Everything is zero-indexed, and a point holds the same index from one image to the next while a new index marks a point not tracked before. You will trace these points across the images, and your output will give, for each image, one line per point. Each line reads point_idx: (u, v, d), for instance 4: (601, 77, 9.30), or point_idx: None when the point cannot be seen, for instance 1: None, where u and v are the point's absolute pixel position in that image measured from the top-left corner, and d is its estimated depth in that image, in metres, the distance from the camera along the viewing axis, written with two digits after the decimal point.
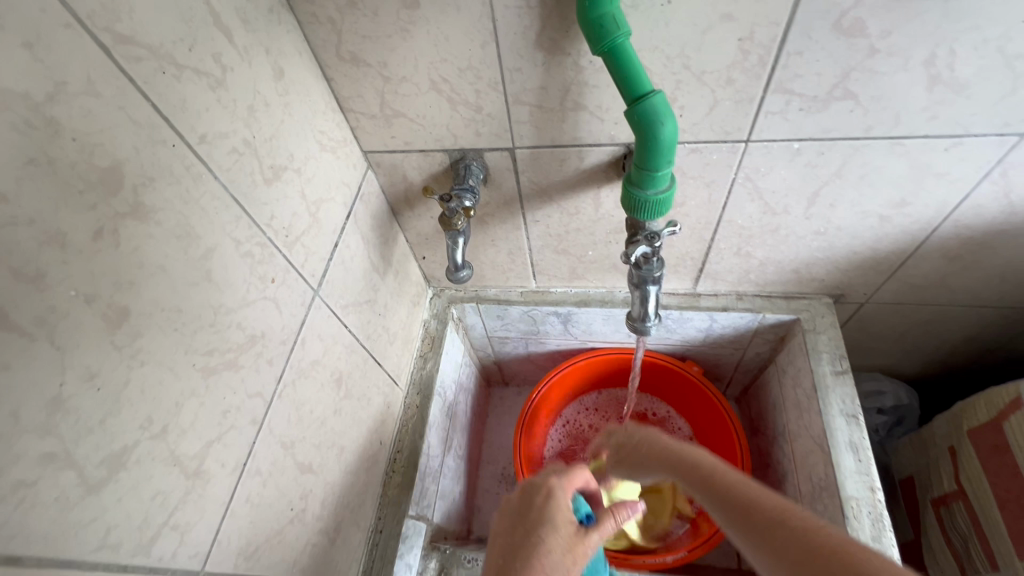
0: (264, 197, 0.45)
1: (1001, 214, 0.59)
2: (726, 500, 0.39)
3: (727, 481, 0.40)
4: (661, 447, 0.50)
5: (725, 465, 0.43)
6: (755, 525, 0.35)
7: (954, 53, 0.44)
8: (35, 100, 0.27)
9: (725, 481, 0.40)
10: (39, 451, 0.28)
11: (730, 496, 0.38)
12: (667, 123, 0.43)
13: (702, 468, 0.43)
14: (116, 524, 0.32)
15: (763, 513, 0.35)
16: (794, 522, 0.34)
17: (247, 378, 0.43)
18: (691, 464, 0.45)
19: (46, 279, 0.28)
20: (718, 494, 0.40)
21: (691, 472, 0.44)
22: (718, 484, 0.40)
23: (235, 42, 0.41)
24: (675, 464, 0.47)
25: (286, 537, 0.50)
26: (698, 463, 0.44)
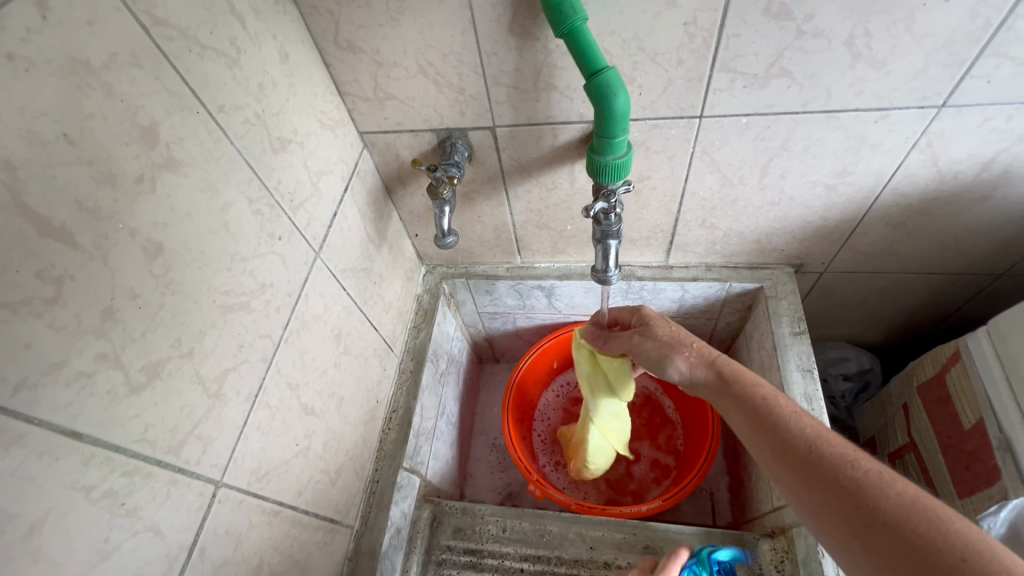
0: (272, 165, 0.52)
1: (933, 181, 0.65)
2: (796, 455, 0.44)
3: (805, 435, 0.45)
4: (743, 376, 0.53)
5: (795, 410, 0.47)
6: (828, 483, 0.41)
7: (869, 33, 0.51)
8: (93, 67, 0.34)
9: (795, 437, 0.45)
10: (95, 350, 0.34)
11: (803, 451, 0.44)
12: (620, 95, 0.50)
13: (774, 416, 0.48)
14: (153, 424, 0.39)
15: (851, 474, 0.41)
16: (888, 484, 0.39)
17: (258, 320, 0.50)
18: (765, 406, 0.49)
19: (101, 211, 0.34)
20: (788, 445, 0.45)
21: (762, 418, 0.48)
22: (792, 438, 0.45)
23: (247, 28, 0.48)
24: (743, 403, 0.51)
25: (291, 469, 0.56)
26: (773, 409, 0.48)
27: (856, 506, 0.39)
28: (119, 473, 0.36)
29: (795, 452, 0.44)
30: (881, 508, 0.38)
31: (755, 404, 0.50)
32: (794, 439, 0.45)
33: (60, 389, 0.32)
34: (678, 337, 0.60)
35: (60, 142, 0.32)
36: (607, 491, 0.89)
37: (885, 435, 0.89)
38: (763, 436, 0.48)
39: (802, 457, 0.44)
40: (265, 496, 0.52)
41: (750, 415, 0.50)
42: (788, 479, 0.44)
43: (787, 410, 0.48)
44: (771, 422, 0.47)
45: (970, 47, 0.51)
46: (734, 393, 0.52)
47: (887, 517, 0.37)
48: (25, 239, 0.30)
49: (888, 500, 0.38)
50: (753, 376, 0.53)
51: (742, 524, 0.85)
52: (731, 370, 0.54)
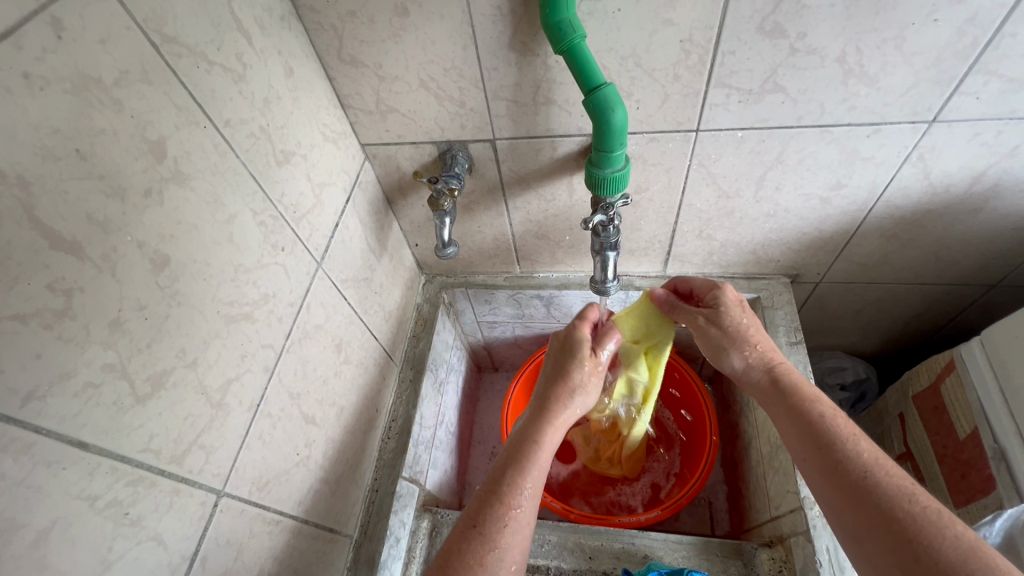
0: (276, 177, 0.53)
1: (925, 194, 0.67)
2: (850, 477, 0.44)
3: (861, 458, 0.45)
4: (803, 390, 0.53)
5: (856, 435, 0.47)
6: (879, 511, 0.42)
7: (860, 51, 0.53)
8: (105, 84, 0.35)
9: (847, 457, 0.46)
10: (102, 361, 0.35)
11: (857, 473, 0.44)
12: (617, 110, 0.51)
13: (829, 432, 0.48)
14: (157, 433, 0.39)
15: (905, 507, 0.41)
16: (944, 524, 0.39)
17: (260, 330, 0.50)
18: (823, 420, 0.49)
19: (110, 225, 0.35)
20: (840, 464, 0.46)
21: (818, 432, 0.49)
22: (846, 461, 0.45)
23: (254, 44, 0.49)
24: (798, 413, 0.51)
25: (292, 478, 0.56)
26: (831, 428, 0.48)
27: (904, 535, 0.40)
28: (123, 483, 0.36)
29: (848, 472, 0.45)
30: (931, 544, 0.38)
31: (812, 414, 0.50)
32: (848, 461, 0.45)
33: (68, 399, 0.33)
34: (744, 329, 0.59)
35: (72, 157, 0.33)
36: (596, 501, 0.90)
37: (881, 444, 0.90)
38: (813, 450, 0.48)
39: (852, 478, 0.44)
40: (266, 505, 0.52)
41: (802, 427, 0.50)
42: (834, 495, 0.45)
43: (845, 430, 0.48)
44: (826, 436, 0.48)
45: (960, 64, 0.52)
46: (792, 400, 0.53)
47: (936, 551, 0.38)
48: (37, 252, 0.31)
49: (942, 539, 0.38)
50: (812, 386, 0.54)
51: (740, 534, 0.85)
52: (791, 377, 0.55)
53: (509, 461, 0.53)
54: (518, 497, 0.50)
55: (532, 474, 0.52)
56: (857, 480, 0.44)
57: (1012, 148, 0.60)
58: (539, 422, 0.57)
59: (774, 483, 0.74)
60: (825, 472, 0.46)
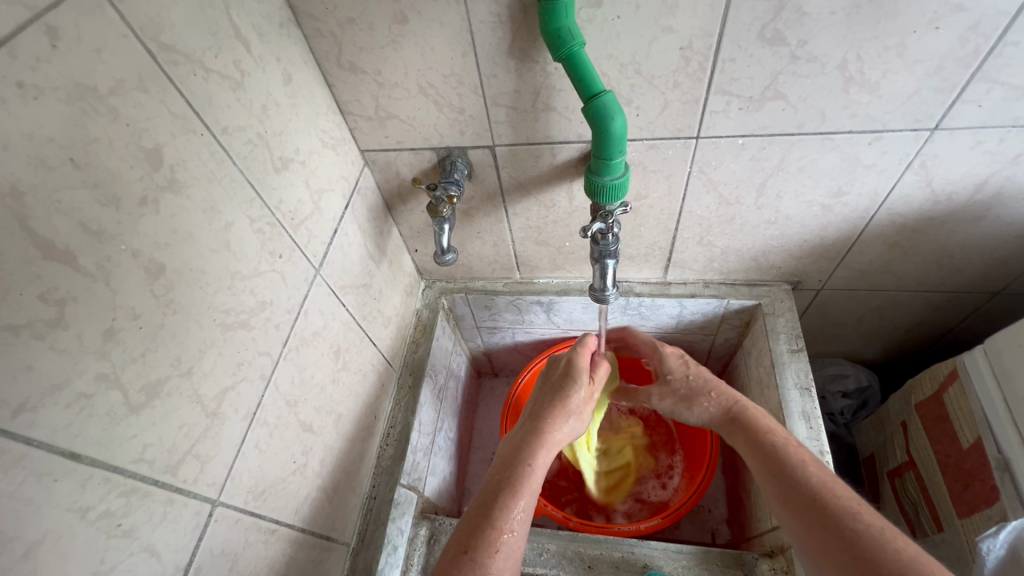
0: (274, 184, 0.53)
1: (927, 202, 0.66)
2: (803, 500, 0.50)
3: (813, 479, 0.51)
4: (763, 426, 0.60)
5: (809, 462, 0.54)
6: (830, 529, 0.46)
7: (862, 59, 0.52)
8: (100, 93, 0.35)
9: (802, 480, 0.52)
10: (95, 371, 0.34)
11: (811, 493, 0.50)
12: (617, 118, 0.51)
13: (788, 460, 0.54)
14: (151, 444, 0.39)
15: (852, 523, 0.46)
16: (882, 531, 0.44)
17: (257, 338, 0.50)
18: (780, 448, 0.56)
19: (105, 234, 0.35)
20: (795, 489, 0.51)
21: (776, 461, 0.55)
22: (801, 486, 0.51)
23: (252, 52, 0.49)
24: (762, 446, 0.57)
25: (289, 486, 0.56)
26: (787, 458, 0.55)
27: (849, 543, 0.44)
28: (116, 494, 0.36)
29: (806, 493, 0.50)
30: (871, 546, 0.43)
31: (772, 444, 0.57)
32: (803, 484, 0.51)
33: (60, 410, 0.32)
34: (703, 385, 0.69)
35: (66, 166, 0.32)
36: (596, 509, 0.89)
37: (884, 453, 0.89)
38: (774, 478, 0.54)
39: (808, 498, 0.50)
40: (263, 514, 0.52)
41: (766, 457, 0.56)
42: (794, 516, 0.50)
43: (801, 456, 0.54)
44: (786, 464, 0.54)
45: (962, 71, 0.52)
46: (757, 434, 0.59)
47: (876, 553, 0.42)
48: (29, 262, 0.31)
49: (885, 548, 0.42)
50: (775, 424, 0.60)
51: (740, 543, 0.84)
52: (751, 415, 0.62)
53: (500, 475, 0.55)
54: (509, 519, 0.50)
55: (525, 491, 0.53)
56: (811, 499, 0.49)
57: (1015, 156, 0.59)
58: (530, 445, 0.58)
59: None
60: (786, 496, 0.52)
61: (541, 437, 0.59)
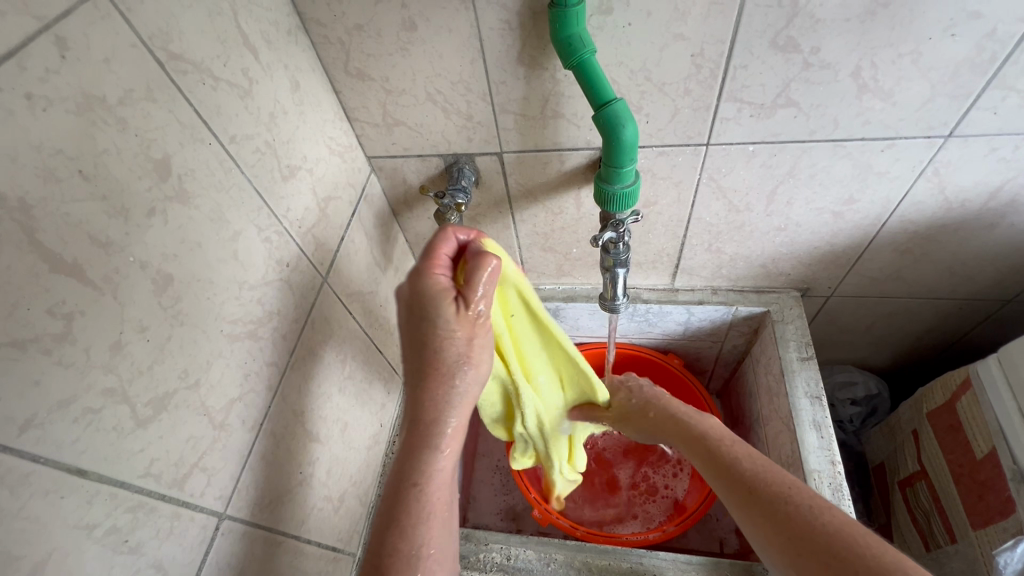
0: (282, 192, 0.52)
1: (940, 209, 0.65)
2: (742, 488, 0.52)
3: (746, 468, 0.53)
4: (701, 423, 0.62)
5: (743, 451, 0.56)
6: (765, 512, 0.48)
7: (875, 66, 0.52)
8: (109, 103, 0.34)
9: (734, 469, 0.54)
10: (103, 385, 0.34)
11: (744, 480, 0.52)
12: (628, 126, 0.50)
13: (723, 454, 0.56)
14: (158, 457, 0.38)
15: (784, 503, 0.48)
16: (809, 503, 0.47)
17: (264, 348, 0.50)
18: (712, 446, 0.58)
19: (113, 246, 0.34)
20: (733, 479, 0.53)
21: (712, 457, 0.57)
22: (738, 475, 0.53)
23: (260, 59, 0.48)
24: (699, 447, 0.60)
25: (295, 497, 0.55)
26: (725, 451, 0.57)
27: (783, 523, 0.47)
28: (123, 509, 0.35)
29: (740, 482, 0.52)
30: (801, 521, 0.46)
31: (705, 443, 0.59)
32: (737, 473, 0.54)
33: (67, 425, 0.32)
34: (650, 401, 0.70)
35: (74, 178, 0.32)
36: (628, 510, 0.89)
37: (894, 461, 0.88)
38: (713, 473, 0.56)
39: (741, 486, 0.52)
40: (270, 526, 0.51)
41: (701, 456, 0.59)
42: (736, 508, 0.52)
43: (733, 449, 0.56)
44: (720, 459, 0.56)
45: (976, 79, 0.51)
46: (693, 435, 0.61)
47: (807, 531, 0.45)
48: (37, 275, 0.30)
49: (816, 525, 0.45)
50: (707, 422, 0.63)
51: (749, 553, 0.83)
52: (687, 417, 0.65)
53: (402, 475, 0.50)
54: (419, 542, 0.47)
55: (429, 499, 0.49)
56: (746, 488, 0.51)
57: None
58: (416, 453, 0.49)
59: None
60: (726, 489, 0.54)
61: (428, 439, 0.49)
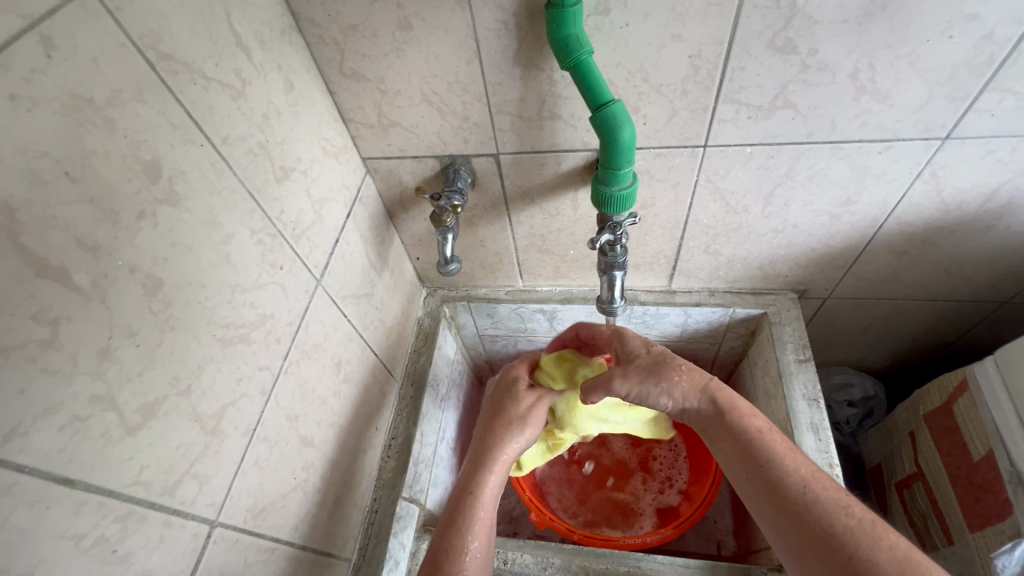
0: (275, 194, 0.51)
1: (937, 211, 0.65)
2: (789, 494, 0.48)
3: (796, 473, 0.49)
4: (738, 408, 0.57)
5: (788, 451, 0.51)
6: (818, 527, 0.45)
7: (873, 68, 0.52)
8: (97, 103, 0.34)
9: (776, 472, 0.50)
10: (90, 392, 0.33)
11: (786, 487, 0.49)
12: (626, 127, 0.50)
13: (766, 453, 0.52)
14: (148, 465, 0.37)
15: (842, 519, 0.45)
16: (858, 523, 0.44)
17: (258, 352, 0.49)
18: (755, 441, 0.53)
19: (101, 249, 0.34)
20: (779, 482, 0.49)
21: (752, 452, 0.53)
22: (785, 479, 0.49)
23: (253, 60, 0.47)
24: (738, 440, 0.55)
25: (289, 503, 0.55)
26: (767, 447, 0.52)
27: (840, 541, 0.43)
28: (111, 518, 0.35)
29: (782, 488, 0.49)
30: (848, 543, 0.43)
31: (746, 438, 0.54)
32: (785, 476, 0.49)
33: (52, 434, 0.31)
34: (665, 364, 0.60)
35: (61, 180, 0.31)
36: (630, 509, 0.88)
37: (892, 463, 0.88)
38: (754, 470, 0.52)
39: (781, 492, 0.49)
40: (263, 533, 0.51)
41: (739, 452, 0.54)
42: (772, 513, 0.49)
43: (778, 446, 0.52)
44: (762, 457, 0.52)
45: (974, 81, 0.51)
46: (732, 426, 0.56)
47: (869, 554, 0.42)
48: (22, 280, 0.29)
49: (878, 549, 0.42)
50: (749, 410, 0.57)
51: (747, 556, 0.83)
52: (727, 401, 0.58)
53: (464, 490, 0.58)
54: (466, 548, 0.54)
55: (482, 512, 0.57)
56: (794, 496, 0.48)
57: None
58: (476, 467, 0.60)
59: None
60: (765, 492, 0.50)
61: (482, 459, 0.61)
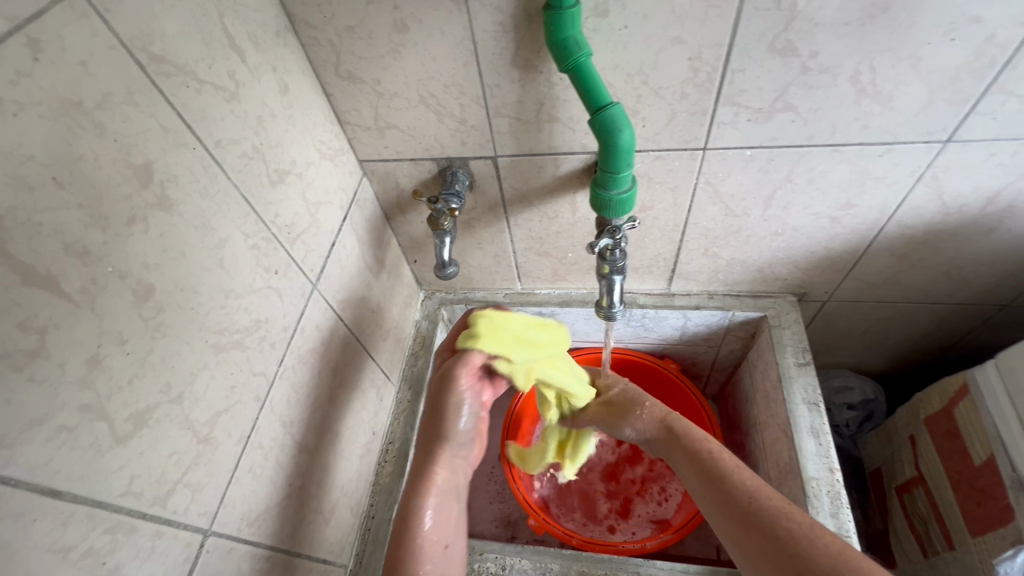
0: (270, 198, 0.51)
1: (938, 214, 0.65)
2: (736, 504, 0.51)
3: (744, 484, 0.52)
4: (692, 432, 0.62)
5: (740, 465, 0.55)
6: (762, 532, 0.47)
7: (874, 71, 0.51)
8: (86, 106, 0.33)
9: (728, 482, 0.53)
10: (79, 402, 0.32)
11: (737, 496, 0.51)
12: (625, 130, 0.49)
13: (716, 467, 0.55)
14: (139, 475, 0.37)
15: (783, 523, 0.47)
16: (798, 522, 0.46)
17: (252, 358, 0.48)
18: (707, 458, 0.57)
19: (90, 256, 0.33)
20: (729, 493, 0.52)
21: (706, 468, 0.56)
22: (734, 490, 0.52)
23: (247, 62, 0.47)
24: (692, 458, 0.59)
25: (284, 510, 0.54)
26: (719, 462, 0.56)
27: (782, 543, 0.45)
28: (100, 530, 0.34)
29: (732, 496, 0.52)
30: (788, 541, 0.45)
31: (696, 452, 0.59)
32: (734, 488, 0.52)
33: (39, 445, 0.30)
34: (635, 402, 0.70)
35: (48, 186, 0.31)
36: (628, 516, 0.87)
37: (891, 467, 0.87)
38: (707, 484, 0.55)
39: (731, 501, 0.52)
40: (257, 541, 0.50)
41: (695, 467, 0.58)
42: (724, 522, 0.51)
43: (726, 461, 0.56)
44: (714, 472, 0.55)
45: (975, 84, 0.51)
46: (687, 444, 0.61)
47: (806, 553, 0.43)
48: (8, 289, 0.29)
49: (815, 547, 0.43)
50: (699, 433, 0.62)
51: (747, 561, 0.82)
52: (679, 426, 0.64)
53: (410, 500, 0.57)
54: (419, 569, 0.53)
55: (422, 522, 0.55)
56: (741, 504, 0.50)
57: None
58: (417, 481, 0.57)
59: None
60: (718, 503, 0.53)
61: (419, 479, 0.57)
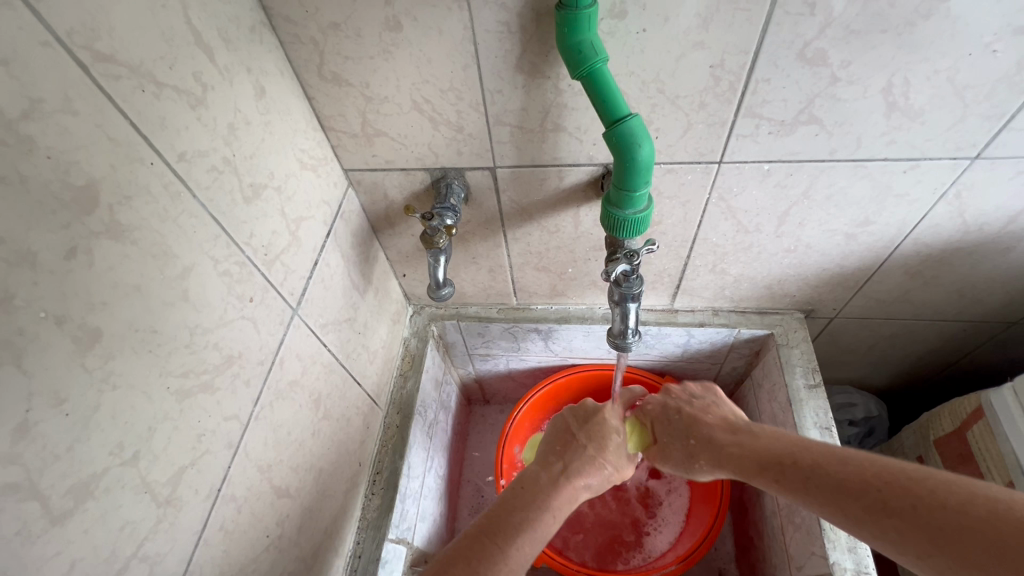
0: (244, 216, 0.45)
1: (957, 232, 0.62)
2: (802, 459, 0.45)
3: (807, 446, 0.46)
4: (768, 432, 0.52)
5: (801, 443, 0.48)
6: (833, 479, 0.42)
7: (908, 83, 0.47)
8: (9, 117, 0.27)
9: (804, 450, 0.46)
10: (2, 481, 0.27)
11: (826, 462, 0.43)
12: (644, 145, 0.45)
13: (782, 441, 0.49)
14: (81, 558, 0.31)
15: (854, 462, 0.42)
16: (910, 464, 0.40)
17: (223, 400, 0.42)
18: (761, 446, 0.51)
19: (14, 301, 0.27)
20: (796, 454, 0.46)
21: (770, 447, 0.49)
22: (799, 453, 0.46)
23: (217, 62, 0.41)
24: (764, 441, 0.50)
25: (261, 565, 0.48)
26: (783, 441, 0.49)
27: (863, 488, 0.39)
28: None
29: (801, 458, 0.46)
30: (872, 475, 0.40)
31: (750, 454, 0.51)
32: (796, 449, 0.47)
33: None
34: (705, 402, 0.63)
35: None
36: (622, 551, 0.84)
37: None
38: (768, 455, 0.48)
39: (844, 478, 0.41)
40: None
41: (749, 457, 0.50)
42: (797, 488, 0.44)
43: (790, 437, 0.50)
44: (787, 452, 0.47)
45: (1013, 98, 0.48)
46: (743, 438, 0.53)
47: (891, 484, 0.38)
48: None
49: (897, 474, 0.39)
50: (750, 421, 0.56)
51: None
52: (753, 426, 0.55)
53: (509, 512, 0.49)
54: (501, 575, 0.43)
55: (539, 519, 0.49)
56: (805, 458, 0.45)
57: None
58: (520, 519, 0.48)
59: (795, 539, 0.68)
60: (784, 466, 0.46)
61: (528, 512, 0.49)
